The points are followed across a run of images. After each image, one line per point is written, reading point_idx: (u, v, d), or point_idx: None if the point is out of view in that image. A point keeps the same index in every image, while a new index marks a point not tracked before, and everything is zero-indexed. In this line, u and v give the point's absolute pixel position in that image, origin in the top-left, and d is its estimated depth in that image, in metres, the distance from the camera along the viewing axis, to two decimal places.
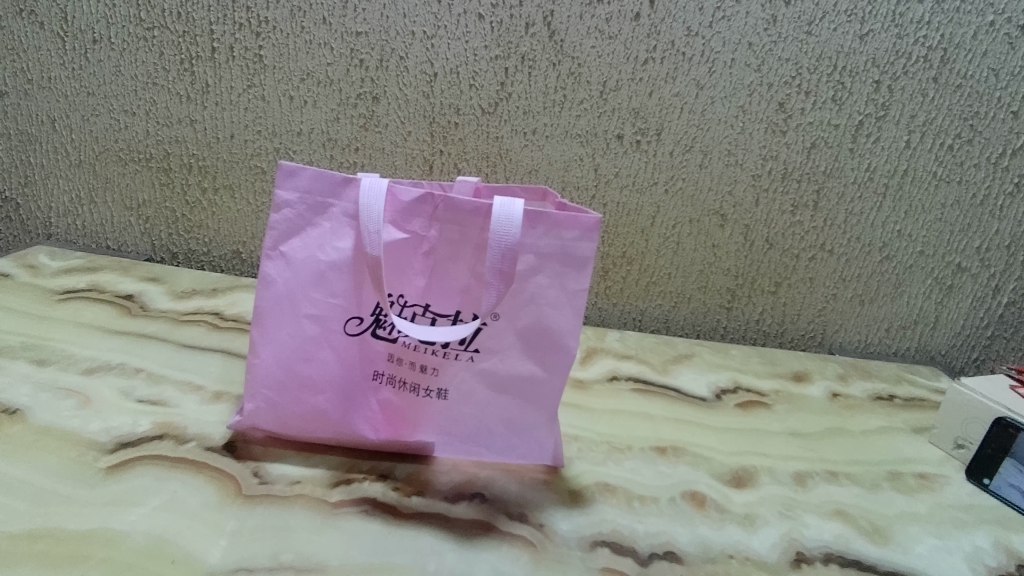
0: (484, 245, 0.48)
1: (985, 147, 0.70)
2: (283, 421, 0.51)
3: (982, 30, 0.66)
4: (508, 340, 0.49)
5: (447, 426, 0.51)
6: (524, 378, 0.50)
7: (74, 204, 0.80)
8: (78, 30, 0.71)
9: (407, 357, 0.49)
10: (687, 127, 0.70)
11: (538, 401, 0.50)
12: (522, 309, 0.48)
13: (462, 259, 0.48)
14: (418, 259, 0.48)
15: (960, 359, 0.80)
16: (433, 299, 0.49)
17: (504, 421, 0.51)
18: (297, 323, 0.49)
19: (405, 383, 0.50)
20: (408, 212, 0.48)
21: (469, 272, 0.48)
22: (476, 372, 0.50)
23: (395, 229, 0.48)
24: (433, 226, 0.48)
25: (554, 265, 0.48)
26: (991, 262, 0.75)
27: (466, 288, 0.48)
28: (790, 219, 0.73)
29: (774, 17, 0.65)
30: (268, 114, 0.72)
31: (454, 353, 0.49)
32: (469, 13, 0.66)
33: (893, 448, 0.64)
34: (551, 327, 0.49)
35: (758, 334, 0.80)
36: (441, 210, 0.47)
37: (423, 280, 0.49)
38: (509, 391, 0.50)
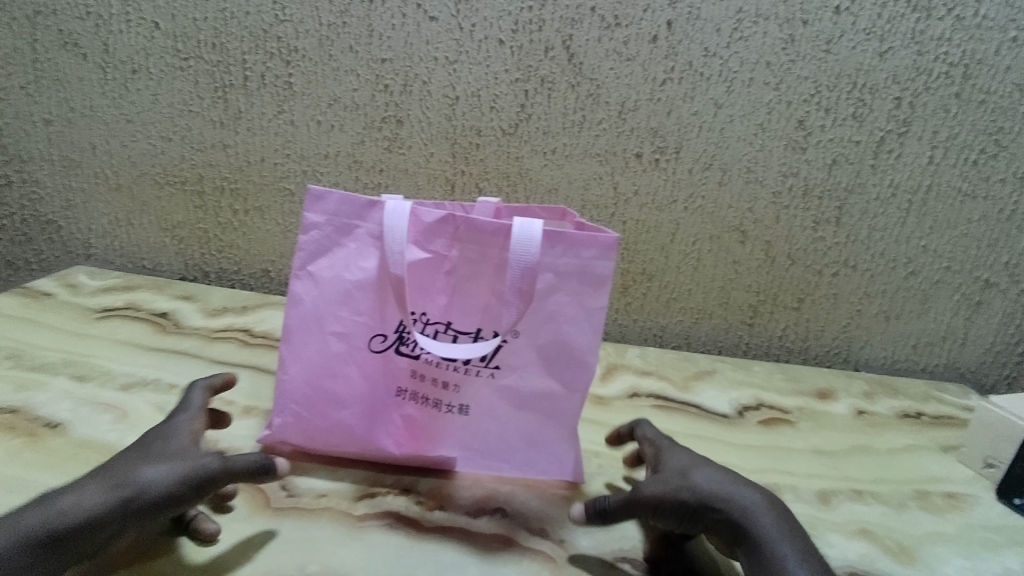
0: (503, 264, 0.49)
1: (1011, 162, 0.69)
2: (310, 436, 0.52)
3: (1005, 45, 0.66)
4: (528, 357, 0.50)
5: (469, 442, 0.52)
6: (544, 395, 0.50)
7: (113, 226, 0.83)
8: (118, 61, 0.75)
9: (430, 373, 0.50)
10: (706, 146, 0.70)
11: (558, 417, 0.51)
12: (541, 327, 0.49)
13: (482, 278, 0.49)
14: (440, 278, 0.50)
15: (991, 376, 0.79)
16: (455, 316, 0.50)
17: (525, 436, 0.51)
18: (324, 341, 0.51)
19: (428, 399, 0.51)
20: (430, 232, 0.49)
21: (489, 290, 0.49)
22: (497, 389, 0.50)
23: (418, 248, 0.49)
24: (455, 246, 0.49)
25: (573, 284, 0.49)
26: (1020, 277, 0.74)
27: (486, 306, 0.50)
28: (812, 235, 0.73)
29: (792, 37, 0.66)
30: (297, 138, 0.75)
31: (475, 369, 0.50)
32: (490, 38, 0.68)
33: (920, 467, 0.63)
34: (570, 345, 0.49)
35: (781, 351, 0.79)
36: (461, 230, 0.49)
37: (445, 298, 0.50)
38: (529, 407, 0.51)
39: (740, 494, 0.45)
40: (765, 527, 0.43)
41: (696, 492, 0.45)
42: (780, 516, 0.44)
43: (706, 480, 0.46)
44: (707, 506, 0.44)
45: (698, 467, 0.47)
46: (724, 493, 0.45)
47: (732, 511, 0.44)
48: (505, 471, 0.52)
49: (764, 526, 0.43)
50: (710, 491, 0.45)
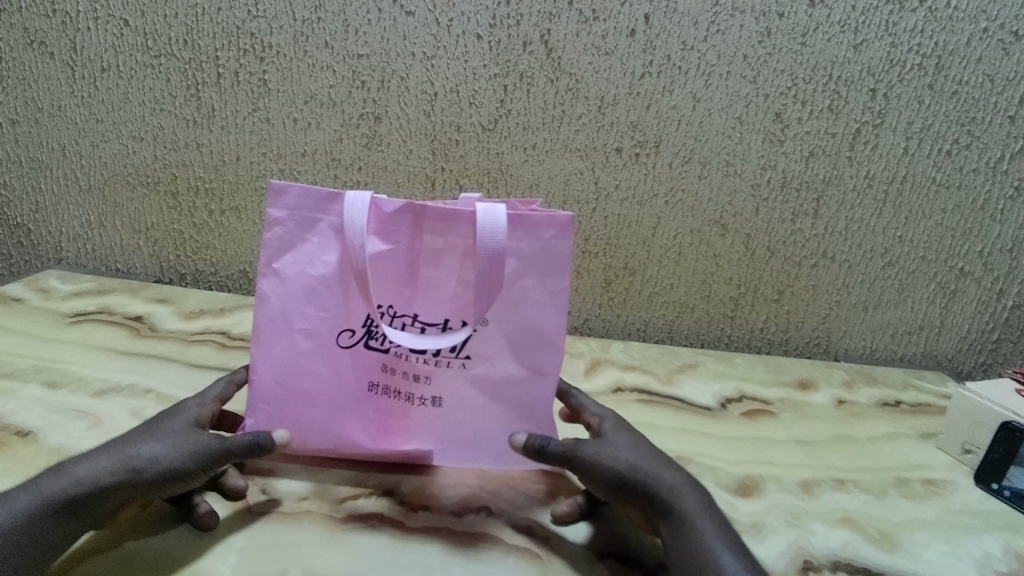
0: (468, 252, 0.48)
1: (984, 152, 0.70)
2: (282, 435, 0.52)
3: (976, 36, 0.66)
4: (498, 346, 0.50)
5: (443, 434, 0.51)
6: (515, 384, 0.50)
7: (84, 228, 0.81)
8: (86, 59, 0.73)
9: (400, 367, 0.50)
10: (685, 139, 0.70)
11: (530, 405, 0.51)
12: (509, 315, 0.49)
13: (447, 266, 0.49)
14: (406, 269, 0.49)
15: (967, 363, 0.80)
16: (422, 308, 0.50)
17: (498, 427, 0.51)
18: (292, 339, 0.50)
19: (400, 393, 0.50)
20: (394, 223, 0.48)
21: (456, 279, 0.49)
22: (468, 380, 0.50)
23: (382, 240, 0.49)
24: (419, 235, 0.48)
25: (538, 268, 0.48)
26: (994, 266, 0.75)
27: (454, 296, 0.49)
28: (791, 227, 0.74)
29: (768, 29, 0.66)
30: (273, 136, 0.74)
31: (445, 360, 0.50)
32: (468, 33, 0.68)
33: (900, 455, 0.64)
34: (539, 331, 0.49)
35: (763, 343, 0.80)
36: (425, 219, 0.48)
37: (412, 289, 0.49)
38: (501, 397, 0.50)
39: (665, 478, 0.46)
40: (689, 505, 0.45)
41: (627, 464, 0.47)
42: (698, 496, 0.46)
43: (638, 456, 0.48)
44: (635, 480, 0.46)
45: (634, 442, 0.49)
46: (653, 470, 0.47)
47: (660, 487, 0.46)
48: (483, 463, 0.52)
49: (686, 505, 0.45)
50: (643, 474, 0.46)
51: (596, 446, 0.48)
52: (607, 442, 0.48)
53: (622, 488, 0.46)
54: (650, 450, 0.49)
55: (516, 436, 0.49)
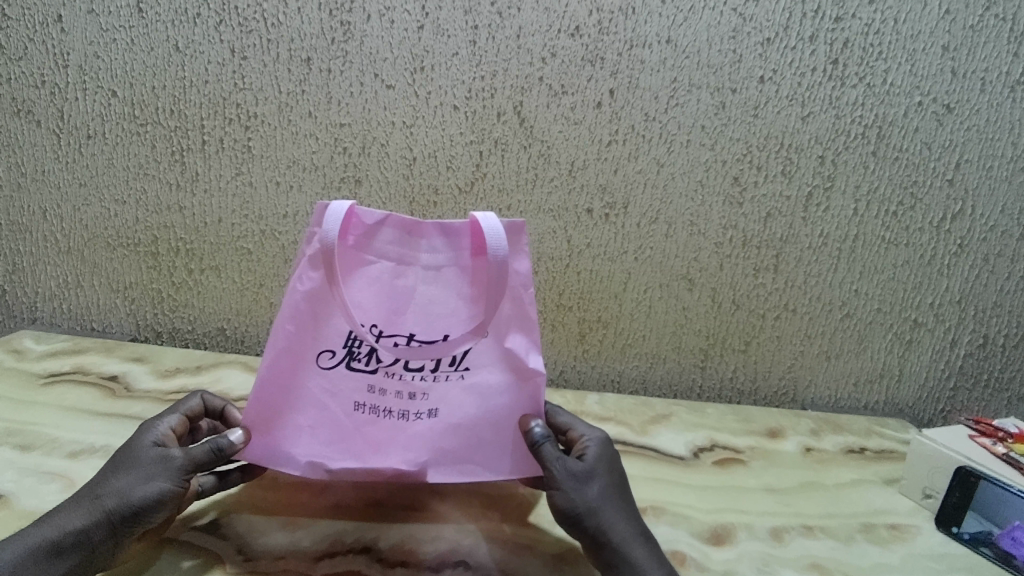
0: (465, 264, 0.52)
1: (927, 212, 0.76)
2: (268, 458, 0.51)
3: (912, 109, 0.73)
4: (494, 357, 0.52)
5: (440, 452, 0.51)
6: (511, 393, 0.52)
7: (61, 288, 0.81)
8: (72, 126, 0.75)
9: (394, 384, 0.51)
10: (651, 201, 0.75)
11: (528, 412, 0.52)
12: (506, 325, 0.52)
13: (444, 279, 0.52)
14: (400, 286, 0.51)
15: (927, 410, 0.84)
16: (419, 326, 0.51)
17: (498, 440, 0.52)
18: (285, 358, 0.51)
19: (393, 411, 0.51)
20: (384, 235, 0.51)
21: (454, 293, 0.52)
22: (466, 392, 0.52)
23: (377, 254, 0.51)
24: (413, 250, 0.52)
25: (520, 275, 0.51)
26: (944, 317, 0.80)
27: (451, 311, 0.52)
28: (753, 282, 0.78)
29: (723, 103, 0.72)
30: (255, 199, 0.76)
31: (444, 374, 0.52)
32: (445, 104, 0.72)
33: (866, 500, 0.66)
34: (526, 335, 0.52)
35: (733, 392, 0.83)
36: (420, 232, 0.51)
37: (407, 305, 0.51)
38: (498, 406, 0.52)
39: (619, 530, 0.48)
40: (638, 558, 0.47)
41: (589, 506, 0.49)
42: (651, 548, 0.48)
43: (603, 499, 0.49)
44: (593, 524, 0.48)
45: (606, 480, 0.51)
46: (614, 517, 0.49)
47: (613, 536, 0.48)
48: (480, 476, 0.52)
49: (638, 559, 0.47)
50: (602, 523, 0.48)
51: (568, 477, 0.49)
52: (581, 475, 0.50)
53: (580, 526, 0.48)
54: (618, 492, 0.51)
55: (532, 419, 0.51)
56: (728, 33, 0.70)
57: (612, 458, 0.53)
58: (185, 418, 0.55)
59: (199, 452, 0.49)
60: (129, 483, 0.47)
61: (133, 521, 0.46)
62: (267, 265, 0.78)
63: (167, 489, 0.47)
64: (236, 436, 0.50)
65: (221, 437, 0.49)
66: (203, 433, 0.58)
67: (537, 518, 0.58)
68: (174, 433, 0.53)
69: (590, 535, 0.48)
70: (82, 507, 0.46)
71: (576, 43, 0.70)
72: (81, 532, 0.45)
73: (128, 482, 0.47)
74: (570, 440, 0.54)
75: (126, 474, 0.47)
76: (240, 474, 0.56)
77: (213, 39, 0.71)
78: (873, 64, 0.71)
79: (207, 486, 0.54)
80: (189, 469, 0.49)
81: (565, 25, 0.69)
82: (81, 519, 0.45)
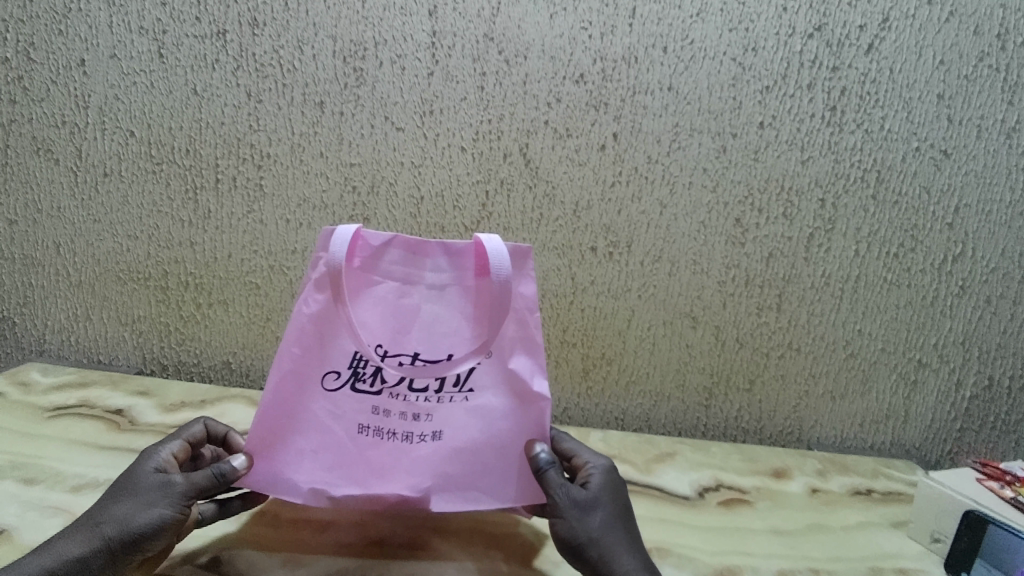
0: (468, 285, 0.54)
1: (929, 254, 0.77)
2: (272, 481, 0.51)
3: (910, 154, 0.74)
4: (497, 377, 0.53)
5: (444, 475, 0.51)
6: (514, 414, 0.53)
7: (70, 321, 0.82)
8: (90, 164, 0.77)
9: (399, 405, 0.52)
10: (654, 241, 0.76)
11: (531, 433, 0.53)
12: (508, 345, 0.53)
13: (448, 299, 0.53)
14: (406, 306, 0.53)
15: (934, 452, 0.83)
16: (424, 345, 0.52)
17: (502, 463, 0.52)
18: (292, 378, 0.51)
19: (397, 434, 0.51)
20: (390, 257, 0.53)
21: (457, 313, 0.53)
22: (470, 413, 0.52)
23: (383, 275, 0.53)
24: (419, 271, 0.53)
25: (523, 294, 0.53)
26: (949, 358, 0.80)
27: (455, 330, 0.53)
28: (757, 321, 0.78)
29: (724, 146, 0.73)
30: (264, 236, 0.77)
31: (448, 395, 0.52)
32: (452, 145, 0.74)
33: (874, 544, 0.65)
34: (528, 354, 0.53)
35: (738, 431, 0.82)
36: (424, 253, 0.53)
37: (412, 325, 0.53)
38: (501, 427, 0.52)
39: (620, 560, 0.48)
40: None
41: (591, 536, 0.49)
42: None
43: (607, 530, 0.49)
44: (594, 554, 0.48)
45: (609, 510, 0.51)
46: (617, 549, 0.48)
47: (616, 569, 0.48)
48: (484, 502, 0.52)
49: None
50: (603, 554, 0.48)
51: (571, 506, 0.50)
52: (584, 505, 0.50)
53: (582, 556, 0.48)
54: (623, 522, 0.51)
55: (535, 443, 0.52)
56: (728, 81, 0.72)
57: (617, 487, 0.53)
58: (187, 445, 0.55)
59: (203, 479, 0.49)
60: (132, 516, 0.47)
61: (133, 548, 0.46)
62: (275, 300, 0.79)
63: (168, 517, 0.47)
64: (238, 462, 0.50)
65: (224, 463, 0.50)
66: (205, 460, 0.57)
67: (540, 557, 0.57)
68: (175, 460, 0.53)
69: (592, 566, 0.48)
70: (82, 534, 0.46)
71: (580, 89, 0.72)
72: (81, 560, 0.44)
73: (131, 508, 0.47)
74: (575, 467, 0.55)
75: (127, 500, 0.47)
76: (241, 502, 0.57)
77: (230, 83, 0.74)
78: (870, 111, 0.73)
79: (206, 514, 0.54)
80: (192, 494, 0.48)
81: (569, 72, 0.72)
82: (81, 546, 0.45)
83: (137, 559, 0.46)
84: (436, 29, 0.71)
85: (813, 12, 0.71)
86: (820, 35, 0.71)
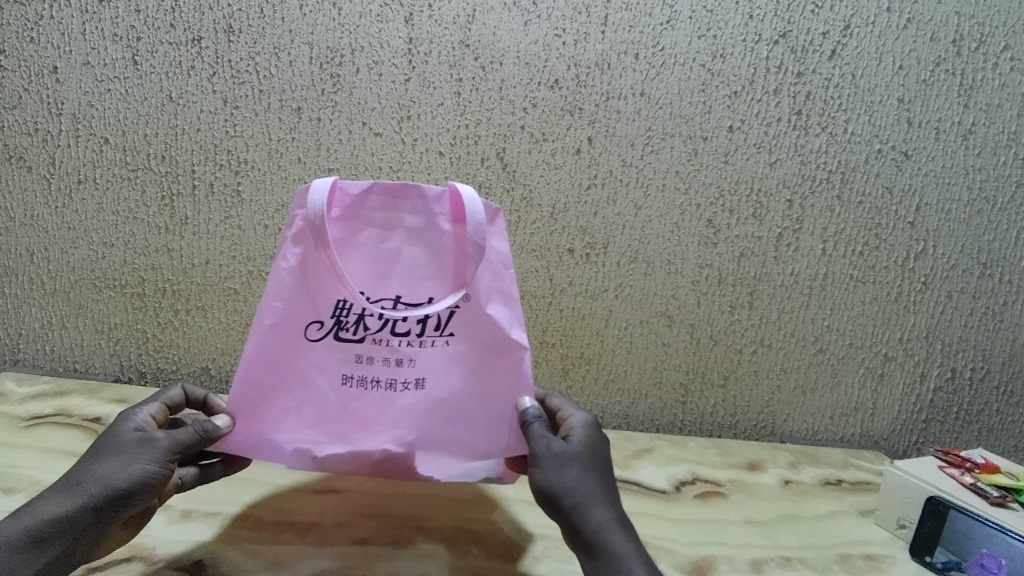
0: (445, 231, 0.54)
1: (892, 252, 0.80)
2: (260, 433, 0.53)
3: (872, 156, 0.77)
4: (477, 323, 0.54)
5: (429, 424, 0.53)
6: (494, 358, 0.54)
7: (45, 329, 0.82)
8: (64, 171, 0.77)
9: (381, 352, 0.53)
10: (630, 242, 0.78)
11: (513, 377, 0.54)
12: (488, 292, 0.54)
13: (426, 244, 0.54)
14: (386, 251, 0.53)
15: (901, 442, 0.86)
16: (404, 290, 0.53)
17: (484, 411, 0.54)
18: (275, 330, 0.52)
19: (381, 381, 0.53)
20: (368, 203, 0.53)
21: (437, 257, 0.54)
22: (451, 360, 0.54)
23: (362, 221, 0.53)
24: (398, 215, 0.53)
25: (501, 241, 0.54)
26: (913, 351, 0.83)
27: (435, 274, 0.54)
28: (730, 318, 0.81)
29: (695, 150, 0.76)
30: (243, 241, 0.78)
31: (430, 339, 0.53)
32: (431, 150, 0.75)
33: (844, 532, 0.68)
34: (506, 299, 0.55)
35: (714, 426, 0.84)
36: (403, 196, 0.53)
37: (393, 270, 0.53)
38: (482, 372, 0.54)
39: (595, 514, 0.50)
40: (614, 544, 0.48)
41: (564, 486, 0.50)
42: (626, 536, 0.49)
43: (583, 483, 0.51)
44: (568, 504, 0.50)
45: (586, 463, 0.52)
46: (592, 502, 0.50)
47: (590, 522, 0.49)
48: (469, 451, 0.54)
49: (613, 544, 0.48)
50: (577, 506, 0.50)
51: (549, 456, 0.51)
52: (562, 456, 0.52)
53: (556, 505, 0.50)
54: (600, 474, 0.53)
55: (522, 400, 0.54)
56: (697, 86, 0.74)
57: (597, 440, 0.55)
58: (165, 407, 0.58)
59: (186, 436, 0.51)
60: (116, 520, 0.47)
61: (116, 504, 0.48)
62: (254, 305, 0.80)
63: (151, 472, 0.49)
64: (221, 422, 0.52)
65: (206, 421, 0.52)
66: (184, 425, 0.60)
67: (520, 552, 0.58)
68: (155, 419, 0.56)
69: (566, 516, 0.50)
70: (64, 494, 0.48)
71: (555, 94, 0.74)
72: (65, 518, 0.46)
73: (114, 465, 0.49)
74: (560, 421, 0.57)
75: (110, 459, 0.49)
76: (223, 465, 0.61)
77: (206, 89, 0.74)
78: (834, 115, 0.76)
79: (187, 478, 0.58)
80: (175, 449, 0.51)
81: (544, 78, 0.73)
82: (66, 504, 0.47)
83: (122, 514, 0.49)
84: (412, 36, 0.72)
85: (778, 21, 0.73)
86: (785, 42, 0.74)
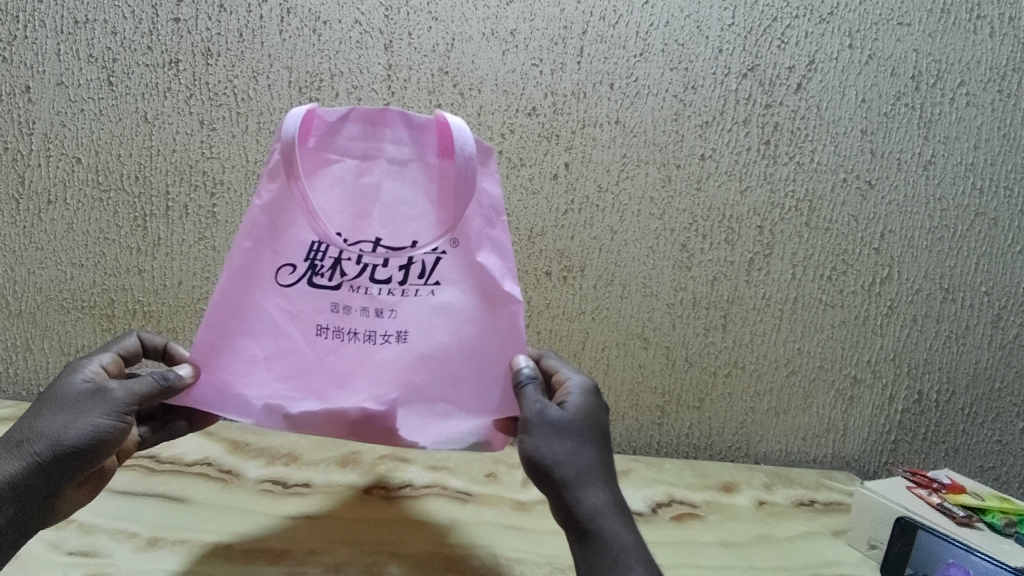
0: (431, 165, 0.54)
1: (859, 276, 0.82)
2: (224, 390, 0.53)
3: (838, 185, 0.80)
4: (463, 269, 0.54)
5: (411, 384, 0.53)
6: (482, 310, 0.54)
7: (8, 351, 0.79)
8: (33, 192, 0.76)
9: (360, 300, 0.53)
10: (606, 265, 0.79)
11: (500, 330, 0.54)
12: (477, 237, 0.54)
13: (408, 181, 0.54)
14: (366, 189, 0.54)
15: (872, 463, 0.88)
16: (385, 231, 0.53)
17: (469, 367, 0.53)
18: (246, 273, 0.53)
19: (359, 334, 0.53)
20: (348, 132, 0.53)
21: (420, 194, 0.54)
22: (435, 309, 0.53)
23: (341, 152, 0.54)
24: (378, 146, 0.54)
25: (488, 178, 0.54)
26: (881, 373, 0.85)
27: (419, 214, 0.54)
28: (704, 341, 0.82)
29: (669, 177, 0.77)
30: (217, 262, 0.77)
31: (413, 288, 0.53)
32: None
33: (817, 552, 0.69)
34: (495, 242, 0.54)
35: (690, 448, 0.85)
36: (384, 124, 0.53)
37: (374, 208, 0.54)
38: (470, 322, 0.53)
39: (589, 494, 0.49)
40: (609, 530, 0.48)
41: (556, 459, 0.50)
42: (621, 520, 0.49)
43: (578, 458, 0.50)
44: (559, 478, 0.50)
45: (581, 434, 0.52)
46: (587, 481, 0.50)
47: (584, 503, 0.49)
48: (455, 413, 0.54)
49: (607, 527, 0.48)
50: (571, 482, 0.49)
51: (541, 421, 0.51)
52: (553, 423, 0.51)
53: (547, 476, 0.50)
54: (597, 448, 0.52)
55: (517, 358, 0.54)
56: (670, 116, 0.76)
57: (595, 408, 0.54)
58: (120, 355, 0.58)
59: None
60: None
61: (64, 462, 0.48)
62: None
63: (102, 426, 0.49)
64: (184, 372, 0.52)
65: (169, 372, 0.51)
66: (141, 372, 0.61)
67: None
68: (110, 366, 0.56)
69: (556, 491, 0.50)
70: (5, 456, 0.47)
71: (533, 121, 0.75)
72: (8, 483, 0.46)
73: (61, 421, 0.48)
74: (557, 384, 0.57)
75: (56, 414, 0.49)
76: (186, 423, 0.62)
77: (183, 111, 0.74)
78: (801, 145, 0.78)
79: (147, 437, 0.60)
80: (131, 400, 0.50)
81: (521, 105, 0.75)
82: (7, 467, 0.46)
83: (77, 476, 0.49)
84: (392, 62, 0.73)
85: (746, 55, 0.76)
86: (753, 75, 0.76)
